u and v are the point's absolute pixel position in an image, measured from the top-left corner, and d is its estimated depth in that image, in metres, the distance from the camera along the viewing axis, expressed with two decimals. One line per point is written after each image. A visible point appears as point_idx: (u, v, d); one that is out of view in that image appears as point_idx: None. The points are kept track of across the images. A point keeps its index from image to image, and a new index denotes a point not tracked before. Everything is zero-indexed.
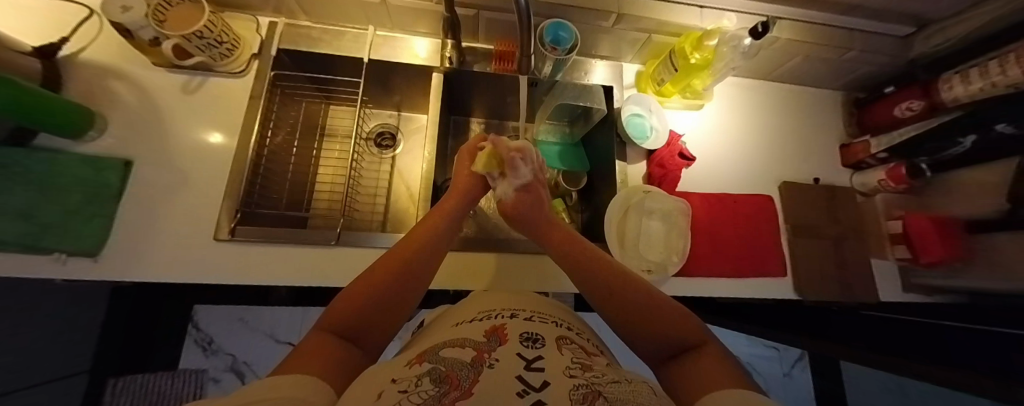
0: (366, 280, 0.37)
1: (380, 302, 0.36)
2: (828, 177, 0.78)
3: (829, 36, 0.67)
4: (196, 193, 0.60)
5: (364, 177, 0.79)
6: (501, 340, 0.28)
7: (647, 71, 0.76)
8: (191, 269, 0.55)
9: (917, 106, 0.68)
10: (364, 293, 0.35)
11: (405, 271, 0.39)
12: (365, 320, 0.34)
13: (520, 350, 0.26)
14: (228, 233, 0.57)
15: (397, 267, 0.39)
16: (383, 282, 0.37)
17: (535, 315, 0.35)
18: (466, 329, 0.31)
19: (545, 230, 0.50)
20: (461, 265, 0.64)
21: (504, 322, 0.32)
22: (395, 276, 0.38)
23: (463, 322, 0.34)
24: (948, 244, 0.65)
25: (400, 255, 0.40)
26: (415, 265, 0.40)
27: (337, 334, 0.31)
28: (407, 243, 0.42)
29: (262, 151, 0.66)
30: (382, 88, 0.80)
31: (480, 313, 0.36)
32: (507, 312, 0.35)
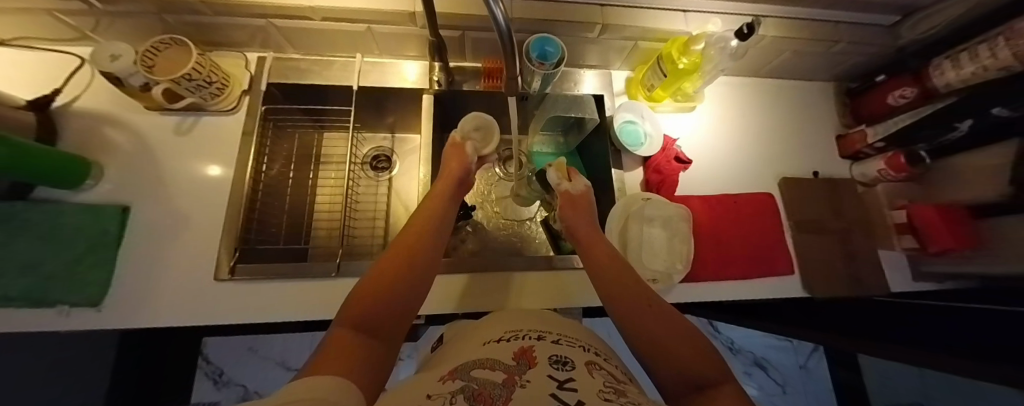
0: (383, 277, 0.37)
1: (396, 304, 0.35)
2: (827, 169, 0.77)
3: (818, 30, 0.67)
4: (195, 234, 0.60)
5: (363, 202, 0.79)
6: (530, 363, 0.28)
7: (635, 78, 0.76)
8: (196, 310, 0.55)
9: (910, 94, 0.67)
10: (381, 294, 0.35)
11: (413, 268, 0.39)
12: (384, 317, 0.33)
13: (551, 372, 0.26)
14: (229, 273, 0.57)
15: (410, 266, 0.39)
16: (398, 283, 0.37)
17: (562, 338, 0.34)
18: (494, 350, 0.31)
19: (588, 240, 0.52)
20: (460, 287, 0.63)
21: (531, 344, 0.32)
22: (408, 275, 0.38)
23: (490, 341, 0.34)
24: (959, 233, 0.63)
25: (405, 256, 0.40)
26: (420, 261, 0.41)
27: (364, 332, 0.31)
28: (409, 242, 0.42)
29: (258, 186, 0.65)
30: (374, 112, 0.80)
31: (506, 333, 0.35)
32: (534, 333, 0.35)
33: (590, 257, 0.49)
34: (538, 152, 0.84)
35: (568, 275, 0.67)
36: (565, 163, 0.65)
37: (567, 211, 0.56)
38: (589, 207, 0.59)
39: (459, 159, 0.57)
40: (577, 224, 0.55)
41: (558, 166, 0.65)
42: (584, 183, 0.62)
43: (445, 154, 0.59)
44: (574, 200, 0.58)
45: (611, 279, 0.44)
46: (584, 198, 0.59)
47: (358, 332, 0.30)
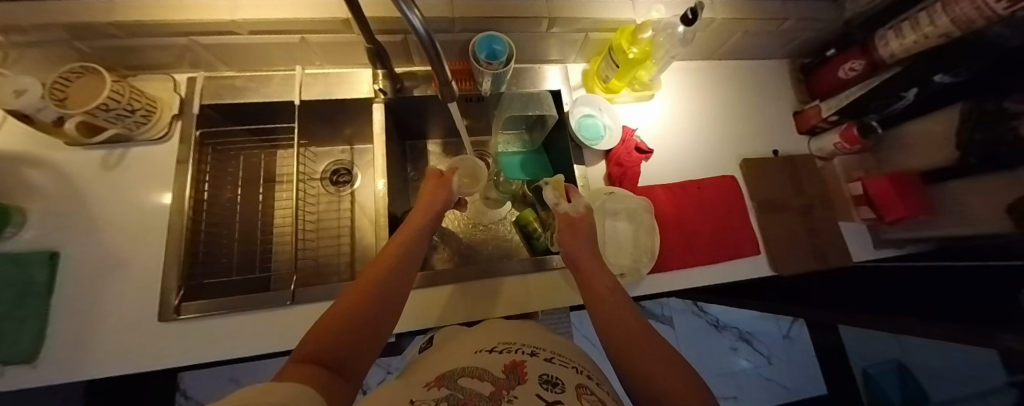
0: (348, 303, 0.35)
1: (362, 336, 0.32)
2: (787, 147, 0.78)
3: (766, 9, 0.67)
4: (139, 273, 0.56)
5: (324, 220, 0.76)
6: (520, 379, 0.26)
7: (592, 69, 0.74)
8: (145, 355, 0.51)
9: (859, 66, 0.68)
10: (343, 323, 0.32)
11: (383, 291, 0.37)
12: (348, 350, 0.30)
13: (539, 392, 0.24)
14: (174, 312, 0.53)
15: (377, 290, 0.37)
16: (364, 313, 0.34)
17: (555, 357, 0.32)
18: (483, 359, 0.29)
19: (589, 265, 0.49)
20: (435, 301, 0.61)
21: (524, 358, 0.29)
22: (375, 298, 0.36)
23: (481, 350, 0.32)
24: (912, 200, 0.65)
25: (370, 284, 0.37)
26: (387, 285, 0.38)
27: (325, 361, 0.27)
28: (375, 270, 0.39)
29: (200, 215, 0.62)
30: (327, 126, 0.76)
31: (500, 343, 0.33)
32: (527, 347, 0.32)
33: (588, 290, 0.45)
34: (505, 153, 0.83)
35: (538, 277, 0.66)
36: (562, 181, 0.61)
37: (566, 235, 0.53)
38: (591, 229, 0.54)
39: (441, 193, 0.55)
40: (578, 250, 0.51)
41: (555, 185, 0.60)
42: (584, 202, 0.58)
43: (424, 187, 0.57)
44: (574, 221, 0.54)
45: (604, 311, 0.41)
46: (584, 219, 0.55)
47: (319, 361, 0.27)
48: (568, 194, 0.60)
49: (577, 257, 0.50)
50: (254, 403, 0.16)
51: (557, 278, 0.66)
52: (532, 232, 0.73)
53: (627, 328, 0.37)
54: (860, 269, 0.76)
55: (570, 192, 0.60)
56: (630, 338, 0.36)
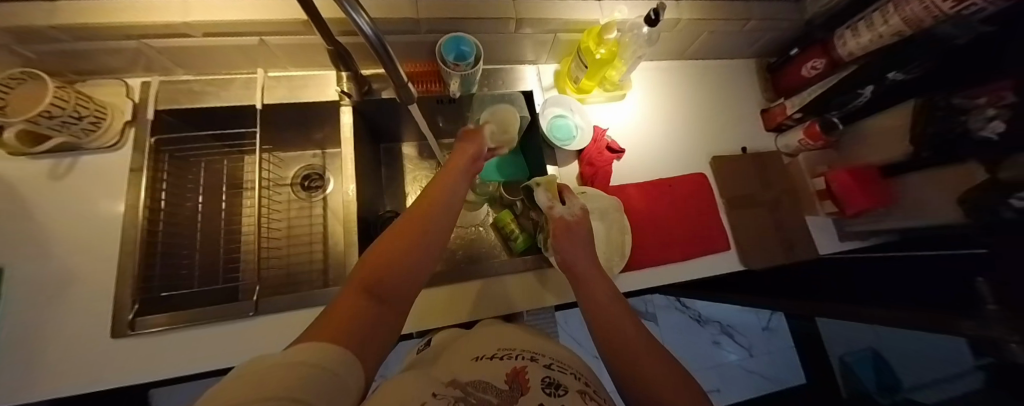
0: (398, 230, 0.36)
1: (407, 273, 0.34)
2: (755, 144, 0.80)
3: (728, 10, 0.68)
4: (91, 287, 0.53)
5: (295, 226, 0.74)
6: (523, 389, 0.25)
7: (563, 70, 0.74)
8: (97, 374, 0.48)
9: (820, 65, 0.70)
10: (389, 259, 0.33)
11: (427, 225, 0.37)
12: (393, 281, 0.32)
13: (545, 400, 0.23)
14: (127, 328, 0.51)
15: (420, 223, 0.37)
16: (406, 251, 0.34)
17: (555, 363, 0.31)
18: (485, 368, 0.29)
19: (586, 273, 0.47)
20: (434, 302, 0.61)
21: (524, 363, 0.29)
22: (419, 230, 0.36)
23: (481, 357, 0.31)
24: (873, 193, 0.67)
25: (411, 224, 0.36)
26: (432, 219, 0.38)
27: (372, 295, 0.31)
28: (415, 213, 0.38)
29: (156, 225, 0.59)
30: (294, 130, 0.74)
31: (500, 350, 0.32)
32: (527, 353, 0.32)
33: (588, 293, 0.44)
34: None
35: (512, 278, 0.65)
36: (555, 181, 0.60)
37: (560, 241, 0.51)
38: (588, 234, 0.53)
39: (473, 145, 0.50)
40: (574, 255, 0.50)
41: (547, 184, 0.59)
42: (579, 204, 0.57)
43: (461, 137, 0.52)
44: (570, 225, 0.53)
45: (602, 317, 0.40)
46: (580, 223, 0.54)
47: (367, 293, 0.31)
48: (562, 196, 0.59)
49: (576, 260, 0.49)
50: (297, 366, 0.21)
51: (531, 279, 0.65)
52: (508, 232, 0.74)
53: (630, 344, 0.35)
54: (824, 259, 0.79)
55: (563, 193, 0.59)
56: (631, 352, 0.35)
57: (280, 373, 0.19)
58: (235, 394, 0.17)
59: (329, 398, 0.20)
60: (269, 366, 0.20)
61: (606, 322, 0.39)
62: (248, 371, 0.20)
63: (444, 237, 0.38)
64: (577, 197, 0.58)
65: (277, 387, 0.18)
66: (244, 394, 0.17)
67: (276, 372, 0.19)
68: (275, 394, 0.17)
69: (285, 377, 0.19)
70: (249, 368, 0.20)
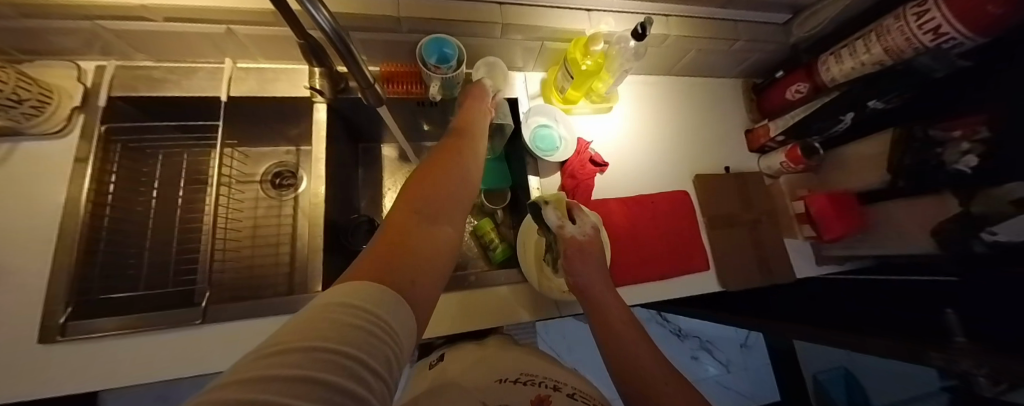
0: (432, 175, 0.41)
1: (443, 208, 0.38)
2: (739, 164, 0.80)
3: (714, 28, 0.68)
4: (15, 286, 0.48)
5: (262, 226, 0.70)
6: None
7: (550, 79, 0.72)
8: (16, 383, 0.44)
9: (804, 89, 0.71)
10: (422, 194, 0.37)
11: (454, 173, 0.43)
12: (432, 209, 0.37)
13: None
14: (56, 333, 0.46)
15: (449, 169, 0.43)
16: (437, 187, 0.39)
17: (577, 393, 0.36)
18: (514, 392, 0.34)
19: (599, 293, 0.49)
20: (462, 305, 0.60)
21: (548, 392, 0.35)
22: (449, 176, 0.42)
23: (505, 380, 0.37)
24: (850, 220, 0.67)
25: (434, 172, 0.41)
26: (456, 169, 0.44)
27: (418, 217, 0.34)
28: (435, 164, 0.43)
29: (101, 220, 0.55)
30: (266, 125, 0.71)
31: (523, 375, 0.38)
32: (550, 381, 0.37)
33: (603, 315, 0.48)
34: None
35: (479, 292, 0.62)
36: (564, 199, 0.57)
37: (573, 260, 0.52)
38: (599, 254, 0.53)
39: (481, 100, 0.59)
40: (589, 275, 0.51)
41: (557, 203, 0.56)
42: (590, 222, 0.56)
43: (465, 104, 0.58)
44: (584, 246, 0.53)
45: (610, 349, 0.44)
46: (591, 244, 0.54)
47: (411, 217, 0.34)
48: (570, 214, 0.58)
49: (587, 280, 0.50)
50: (351, 311, 0.20)
51: (505, 293, 0.63)
52: (487, 241, 0.72)
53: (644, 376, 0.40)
54: (806, 281, 0.80)
55: (573, 211, 0.58)
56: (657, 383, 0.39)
57: (337, 319, 0.19)
58: (291, 339, 0.16)
59: (379, 355, 0.19)
60: (328, 309, 0.20)
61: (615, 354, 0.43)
62: (310, 310, 0.20)
63: (466, 179, 0.44)
64: (588, 215, 0.57)
65: (331, 336, 0.17)
66: (297, 342, 0.16)
67: (331, 318, 0.19)
68: (326, 349, 0.16)
69: (338, 326, 0.18)
70: (313, 306, 0.20)
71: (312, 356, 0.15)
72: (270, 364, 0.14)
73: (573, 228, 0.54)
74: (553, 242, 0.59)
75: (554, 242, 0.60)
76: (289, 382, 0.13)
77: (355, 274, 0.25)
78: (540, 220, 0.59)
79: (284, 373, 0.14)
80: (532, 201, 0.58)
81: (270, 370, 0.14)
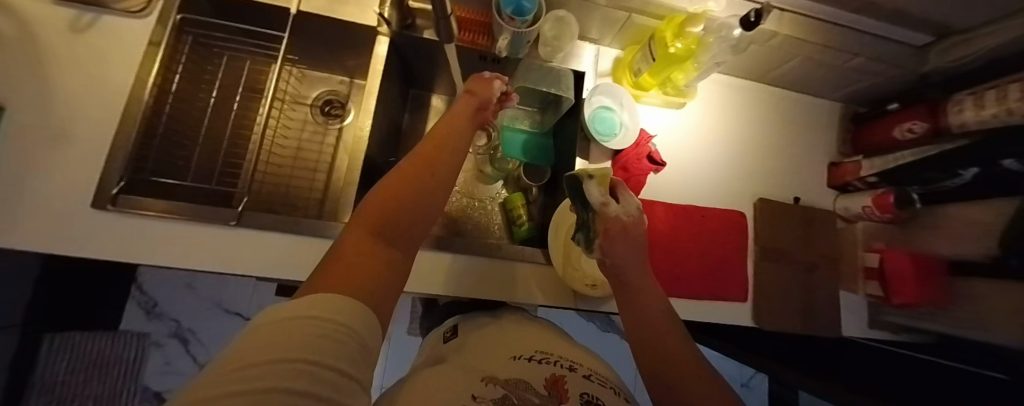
0: (410, 165, 0.33)
1: (422, 201, 0.31)
2: (810, 197, 0.71)
3: (831, 36, 0.58)
4: (80, 151, 0.50)
5: (304, 150, 0.71)
6: (562, 398, 0.27)
7: (625, 59, 0.66)
8: (70, 239, 0.47)
9: (919, 129, 0.59)
10: (394, 199, 0.29)
11: (440, 162, 0.35)
12: (401, 224, 0.29)
13: None
14: (107, 201, 0.49)
15: (436, 158, 0.35)
16: (414, 193, 0.31)
17: (593, 375, 0.33)
18: (525, 370, 0.31)
19: (637, 280, 0.43)
20: (480, 273, 0.59)
21: (563, 373, 0.31)
22: (433, 166, 0.34)
23: (516, 357, 0.34)
24: (926, 287, 0.59)
25: (416, 168, 0.33)
26: (444, 156, 0.36)
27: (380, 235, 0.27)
28: (420, 158, 0.34)
29: (161, 106, 0.57)
30: (326, 49, 0.70)
31: (537, 353, 0.35)
32: (565, 362, 0.34)
33: (636, 310, 0.41)
34: (511, 127, 0.74)
35: (498, 263, 0.60)
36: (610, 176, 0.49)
37: (614, 243, 0.45)
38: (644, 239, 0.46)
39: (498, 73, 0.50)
40: (624, 259, 0.45)
41: (601, 179, 0.48)
42: (634, 203, 0.48)
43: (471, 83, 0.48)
44: (627, 228, 0.45)
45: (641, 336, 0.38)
46: (636, 227, 0.46)
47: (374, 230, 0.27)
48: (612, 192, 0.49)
49: (624, 264, 0.44)
50: (320, 321, 0.17)
51: (524, 271, 0.60)
52: (515, 216, 0.68)
53: (675, 367, 0.34)
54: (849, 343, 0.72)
55: (616, 190, 0.49)
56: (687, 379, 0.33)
57: (303, 328, 0.16)
58: (243, 357, 0.13)
59: (354, 365, 0.17)
60: (284, 322, 0.16)
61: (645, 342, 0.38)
62: (259, 329, 0.16)
63: (452, 181, 0.35)
64: (632, 196, 0.49)
65: (299, 347, 0.14)
66: (258, 358, 0.13)
67: (296, 329, 0.16)
68: (301, 360, 0.14)
69: (306, 336, 0.15)
70: (261, 324, 0.16)
71: (285, 368, 0.13)
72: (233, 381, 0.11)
73: (618, 210, 0.46)
74: (585, 222, 0.50)
75: (588, 223, 0.49)
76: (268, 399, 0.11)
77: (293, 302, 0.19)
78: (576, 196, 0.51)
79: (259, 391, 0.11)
80: (571, 173, 0.50)
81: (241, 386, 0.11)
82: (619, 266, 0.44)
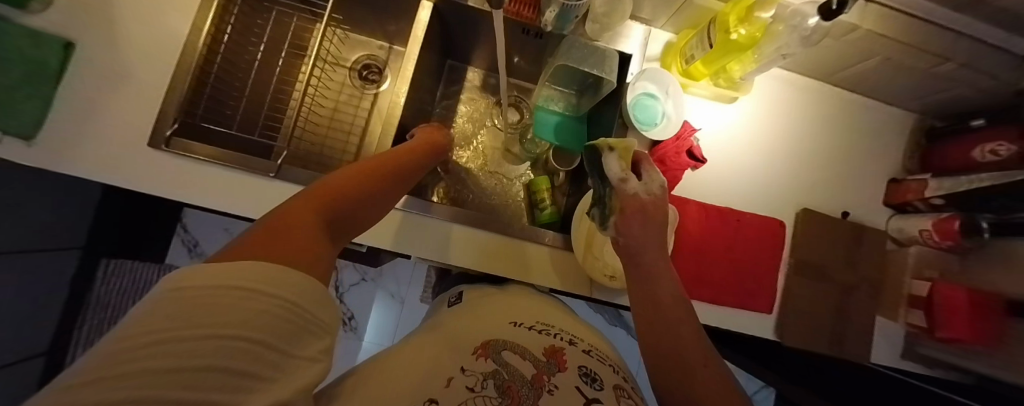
0: (367, 167, 0.32)
1: (368, 206, 0.31)
2: (860, 213, 0.66)
3: (920, 34, 0.52)
4: (139, 90, 0.53)
5: (340, 111, 0.72)
6: (560, 366, 0.28)
7: (678, 44, 0.62)
8: (129, 173, 0.51)
9: (1005, 151, 0.52)
10: (343, 189, 0.29)
11: (401, 174, 0.36)
12: (348, 218, 0.28)
13: (579, 387, 0.27)
14: (161, 141, 0.52)
15: (397, 167, 0.35)
16: (372, 190, 0.31)
17: (593, 350, 0.34)
18: (527, 337, 0.32)
19: (651, 259, 0.41)
20: (499, 249, 0.59)
21: (563, 345, 0.32)
22: (393, 175, 0.34)
23: (517, 324, 0.34)
24: (979, 326, 0.55)
25: (372, 169, 0.33)
26: (405, 170, 0.37)
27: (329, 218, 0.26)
28: (379, 161, 0.34)
29: (214, 56, 0.59)
30: (370, 11, 0.69)
31: (538, 323, 0.36)
32: (566, 335, 0.34)
33: (646, 286, 0.39)
34: (544, 108, 0.69)
35: (517, 242, 0.60)
36: (633, 149, 0.45)
37: (630, 222, 0.42)
38: (665, 221, 0.44)
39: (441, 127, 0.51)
40: (641, 239, 0.42)
41: (622, 152, 0.45)
42: (659, 181, 0.45)
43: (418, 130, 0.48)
44: (646, 208, 0.43)
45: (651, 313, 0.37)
46: (656, 208, 0.44)
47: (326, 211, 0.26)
48: (635, 168, 0.47)
49: (639, 240, 0.42)
50: (259, 295, 0.17)
51: (543, 254, 0.60)
52: (539, 199, 0.67)
53: (675, 349, 0.34)
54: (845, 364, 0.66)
55: (639, 166, 0.47)
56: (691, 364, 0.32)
57: (237, 303, 0.16)
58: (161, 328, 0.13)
59: (288, 340, 0.17)
60: (219, 290, 0.16)
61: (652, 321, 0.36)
62: (186, 290, 0.15)
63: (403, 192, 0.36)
64: (657, 172, 0.46)
65: (230, 324, 0.15)
66: (179, 334, 0.13)
67: (230, 304, 0.15)
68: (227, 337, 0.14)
69: (239, 314, 0.15)
70: (186, 286, 0.16)
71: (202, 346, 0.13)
72: (145, 361, 0.12)
73: (639, 187, 0.44)
74: (603, 197, 0.49)
75: (606, 199, 0.48)
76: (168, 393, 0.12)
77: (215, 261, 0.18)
78: (596, 170, 0.49)
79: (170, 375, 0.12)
80: (593, 144, 0.47)
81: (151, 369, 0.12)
82: (634, 247, 0.42)
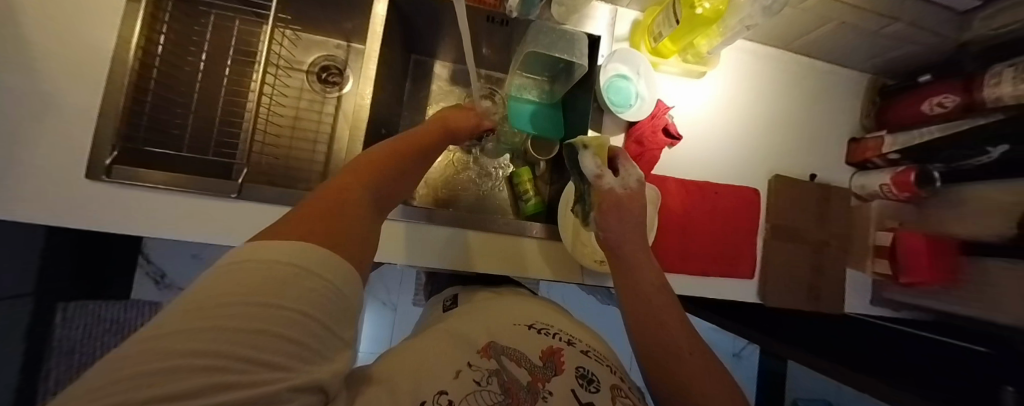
0: (389, 149, 0.33)
1: (394, 184, 0.31)
2: (826, 175, 0.69)
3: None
4: (67, 117, 0.48)
5: (302, 119, 0.68)
6: (557, 369, 0.27)
7: (645, 22, 0.61)
8: (69, 211, 0.46)
9: (949, 103, 0.55)
10: (368, 170, 0.29)
11: (418, 153, 0.36)
12: (378, 195, 0.28)
13: (576, 390, 0.26)
14: (102, 172, 0.47)
15: (415, 147, 0.36)
16: (390, 167, 0.31)
17: (590, 350, 0.33)
18: (527, 337, 0.31)
19: (633, 250, 0.41)
20: (492, 245, 0.58)
21: (561, 345, 0.31)
22: (411, 154, 0.34)
23: (522, 324, 0.34)
24: (937, 266, 0.60)
25: (392, 152, 0.32)
26: (423, 150, 0.36)
27: (361, 196, 0.26)
28: (398, 145, 0.34)
29: (150, 71, 0.54)
30: (320, 9, 0.64)
31: (537, 322, 0.35)
32: (564, 334, 0.34)
33: (630, 276, 0.39)
34: (517, 97, 0.67)
35: (505, 238, 0.59)
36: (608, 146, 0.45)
37: (608, 217, 0.42)
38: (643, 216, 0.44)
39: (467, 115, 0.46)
40: (617, 234, 0.42)
41: (597, 149, 0.45)
42: (635, 175, 0.45)
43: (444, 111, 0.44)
44: (621, 202, 0.43)
45: (641, 297, 0.37)
46: (631, 200, 0.44)
47: (354, 191, 0.26)
48: (612, 163, 0.47)
49: (621, 233, 0.42)
50: (310, 274, 0.17)
51: (535, 246, 0.59)
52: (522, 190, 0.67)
53: (665, 338, 0.34)
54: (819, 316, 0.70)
55: (616, 161, 0.47)
56: (676, 355, 0.32)
57: (290, 278, 0.16)
58: (228, 292, 0.14)
59: (337, 319, 0.18)
60: (269, 263, 0.16)
61: (646, 305, 0.36)
62: (250, 259, 0.16)
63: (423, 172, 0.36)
64: (634, 166, 0.46)
65: (283, 295, 0.15)
66: (243, 301, 0.14)
67: (282, 277, 0.16)
68: (282, 309, 0.15)
69: (293, 289, 0.16)
70: (246, 258, 0.16)
71: (260, 313, 0.14)
72: (204, 324, 0.12)
73: (614, 181, 0.44)
74: (584, 193, 0.49)
75: (587, 196, 0.48)
76: (232, 354, 0.12)
77: (262, 238, 0.18)
78: (574, 165, 0.49)
79: (234, 337, 0.13)
80: (569, 142, 0.47)
81: (207, 334, 0.12)
82: (620, 234, 0.42)
